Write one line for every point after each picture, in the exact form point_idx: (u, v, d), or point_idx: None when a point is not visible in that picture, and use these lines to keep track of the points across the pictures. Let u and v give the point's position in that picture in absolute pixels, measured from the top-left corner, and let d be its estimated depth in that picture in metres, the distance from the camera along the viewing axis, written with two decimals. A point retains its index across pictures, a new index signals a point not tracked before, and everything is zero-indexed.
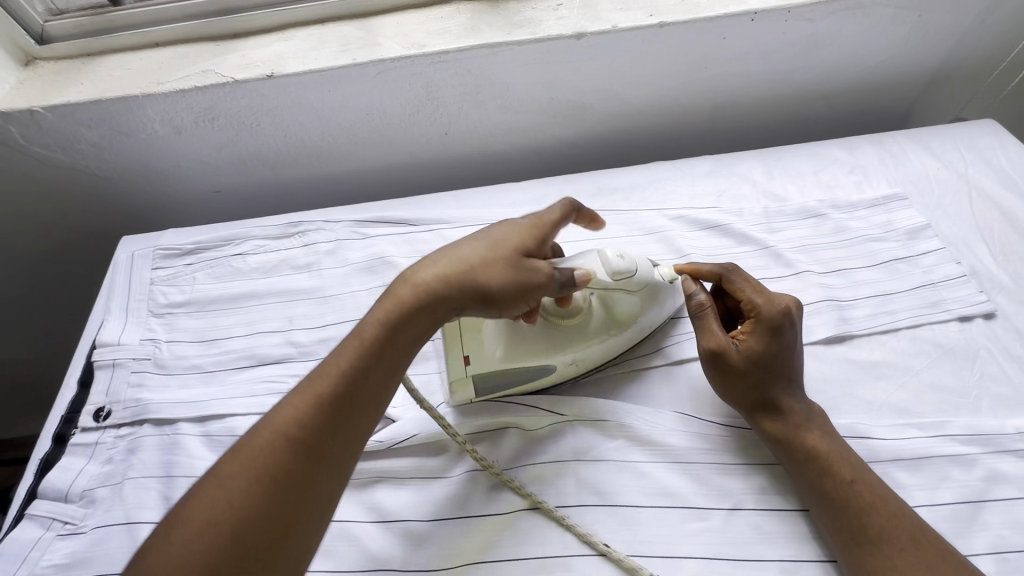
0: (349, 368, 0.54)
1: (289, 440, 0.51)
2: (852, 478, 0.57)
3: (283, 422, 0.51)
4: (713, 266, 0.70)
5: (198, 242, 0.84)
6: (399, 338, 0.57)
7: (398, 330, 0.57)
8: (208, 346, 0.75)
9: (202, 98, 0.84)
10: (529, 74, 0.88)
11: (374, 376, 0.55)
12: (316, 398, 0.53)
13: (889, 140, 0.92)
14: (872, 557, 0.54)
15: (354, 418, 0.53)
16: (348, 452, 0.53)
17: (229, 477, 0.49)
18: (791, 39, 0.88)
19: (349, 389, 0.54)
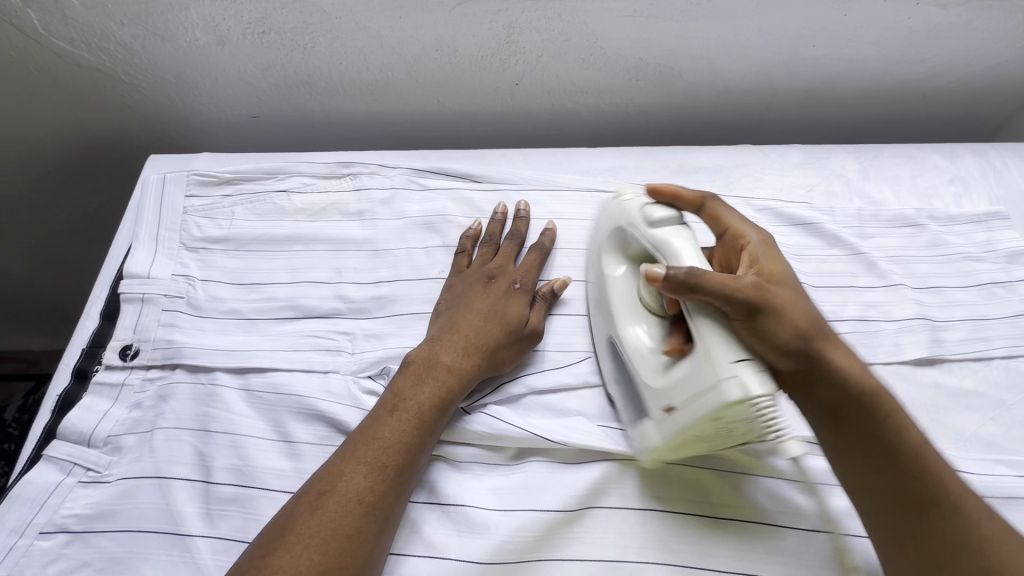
0: (409, 430, 0.53)
1: (361, 501, 0.48)
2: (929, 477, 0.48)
3: (351, 487, 0.49)
4: (755, 237, 0.57)
5: (238, 171, 0.76)
6: (444, 402, 0.56)
7: (444, 393, 0.56)
8: (248, 290, 0.68)
9: (254, 7, 0.74)
10: (622, 28, 0.78)
11: (427, 440, 0.54)
12: (381, 462, 0.51)
13: (992, 152, 0.86)
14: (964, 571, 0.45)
15: (411, 478, 0.52)
16: (403, 508, 0.52)
17: (304, 537, 0.46)
18: (914, 26, 0.80)
19: (410, 451, 0.53)
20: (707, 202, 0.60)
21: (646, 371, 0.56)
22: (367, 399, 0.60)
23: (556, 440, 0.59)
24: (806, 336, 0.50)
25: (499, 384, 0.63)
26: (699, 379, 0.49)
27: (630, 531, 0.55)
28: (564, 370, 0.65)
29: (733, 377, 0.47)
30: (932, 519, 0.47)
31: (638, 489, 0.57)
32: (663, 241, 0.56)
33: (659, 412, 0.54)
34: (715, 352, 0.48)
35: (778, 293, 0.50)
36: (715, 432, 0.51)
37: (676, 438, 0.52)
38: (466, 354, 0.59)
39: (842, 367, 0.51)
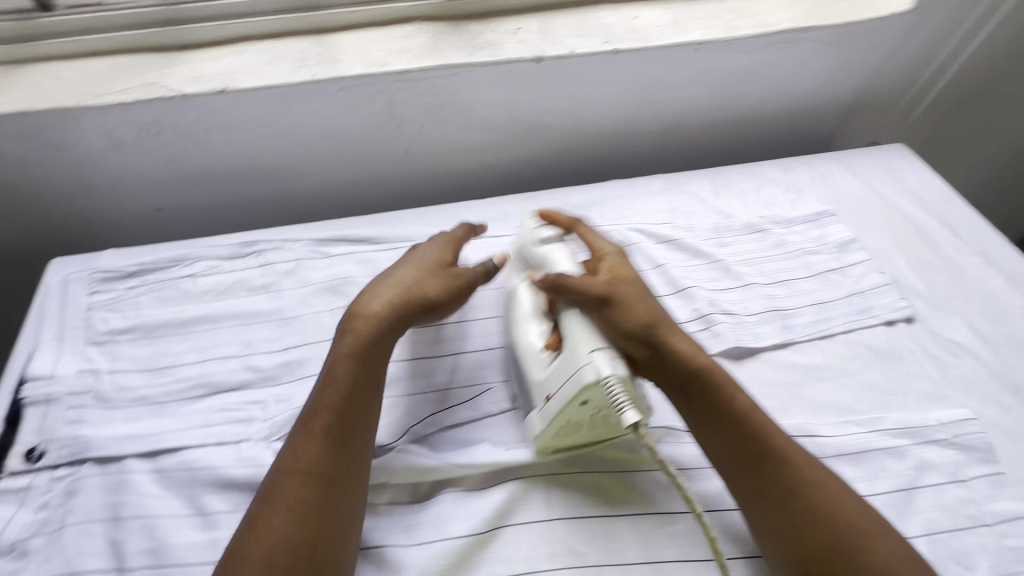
0: (333, 405, 0.59)
1: (303, 483, 0.55)
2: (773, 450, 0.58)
3: (291, 479, 0.55)
4: (613, 248, 0.73)
5: (142, 263, 0.79)
6: (370, 363, 0.63)
7: (369, 357, 0.63)
8: (157, 375, 0.70)
9: (146, 112, 0.80)
10: (490, 95, 0.90)
11: (359, 401, 0.60)
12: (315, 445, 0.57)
13: (819, 161, 1.01)
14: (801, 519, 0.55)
15: (356, 440, 0.58)
16: (360, 466, 0.58)
17: (264, 532, 0.52)
18: (731, 69, 0.95)
19: (344, 419, 0.59)
20: (579, 224, 0.76)
21: (532, 368, 0.65)
22: None
23: (463, 469, 0.63)
24: (648, 327, 0.64)
25: (408, 425, 0.68)
26: (569, 370, 0.59)
27: (538, 542, 0.59)
28: (469, 403, 0.70)
29: (591, 363, 0.58)
30: (767, 466, 0.58)
31: (543, 501, 0.62)
32: (545, 255, 0.71)
33: (543, 401, 0.63)
34: (576, 344, 0.60)
35: (629, 291, 0.66)
36: (588, 413, 0.60)
37: (558, 424, 0.61)
38: (395, 309, 0.67)
39: (681, 346, 0.64)
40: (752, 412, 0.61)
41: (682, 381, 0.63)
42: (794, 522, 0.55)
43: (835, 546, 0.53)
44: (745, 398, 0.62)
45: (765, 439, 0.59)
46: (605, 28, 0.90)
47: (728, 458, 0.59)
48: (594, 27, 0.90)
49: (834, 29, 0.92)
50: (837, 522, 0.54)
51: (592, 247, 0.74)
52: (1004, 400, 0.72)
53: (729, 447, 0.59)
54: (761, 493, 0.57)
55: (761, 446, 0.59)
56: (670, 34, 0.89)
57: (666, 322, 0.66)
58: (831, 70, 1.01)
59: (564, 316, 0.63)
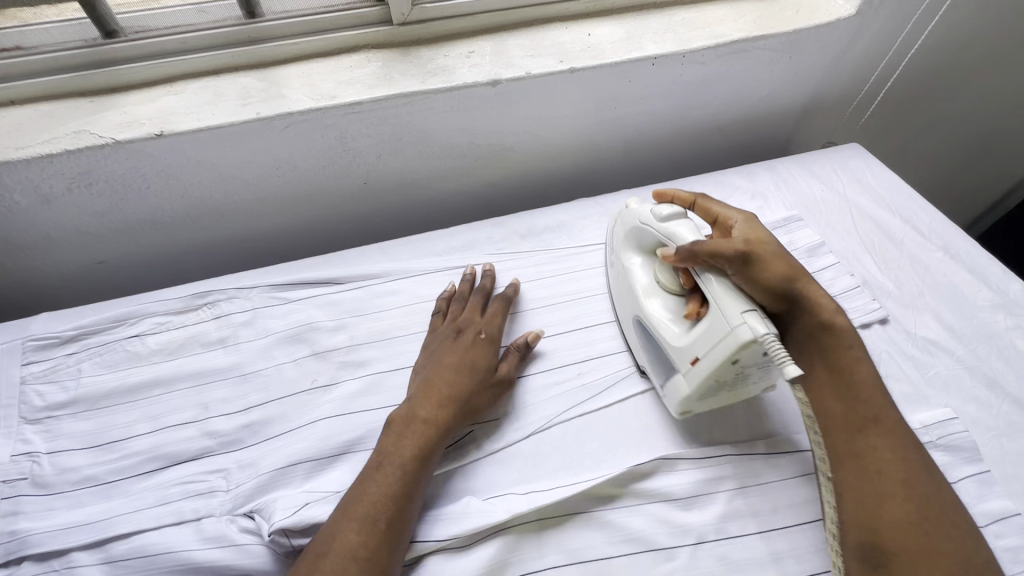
0: (400, 484, 0.57)
1: (355, 556, 0.51)
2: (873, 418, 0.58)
3: (347, 544, 0.52)
4: (739, 214, 0.70)
5: (82, 326, 0.73)
6: (434, 449, 0.61)
7: (433, 441, 0.61)
8: (103, 451, 0.64)
9: (75, 163, 0.74)
10: (447, 121, 0.87)
11: (418, 488, 0.58)
12: (376, 516, 0.54)
13: (780, 166, 1.02)
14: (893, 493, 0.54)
15: (406, 529, 0.56)
16: (400, 561, 0.54)
17: None
18: (688, 80, 0.95)
19: (403, 503, 0.56)
20: (700, 198, 0.74)
21: (671, 334, 0.65)
22: (247, 536, 0.58)
23: (447, 528, 0.58)
24: (790, 280, 0.64)
25: None
26: (718, 330, 0.58)
27: None
28: (450, 448, 0.66)
29: (742, 322, 0.56)
30: (869, 430, 0.57)
31: (537, 549, 0.59)
32: (672, 232, 0.67)
33: (688, 365, 0.62)
34: (723, 305, 0.59)
35: (767, 252, 0.64)
36: (736, 376, 0.60)
37: (710, 386, 0.61)
38: (432, 403, 0.64)
39: (819, 296, 0.64)
40: (869, 379, 0.61)
41: (816, 344, 0.63)
42: (884, 484, 0.54)
43: (917, 518, 0.52)
44: (864, 365, 0.61)
45: (871, 406, 0.59)
46: (559, 47, 0.88)
47: (833, 417, 0.59)
48: (548, 46, 0.88)
49: (784, 37, 0.93)
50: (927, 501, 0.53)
51: (717, 219, 0.72)
52: (981, 395, 0.73)
53: (839, 410, 0.59)
54: (855, 454, 0.56)
55: (866, 412, 0.58)
56: (625, 50, 0.88)
57: (807, 282, 0.64)
58: (785, 76, 1.02)
59: (706, 278, 0.62)
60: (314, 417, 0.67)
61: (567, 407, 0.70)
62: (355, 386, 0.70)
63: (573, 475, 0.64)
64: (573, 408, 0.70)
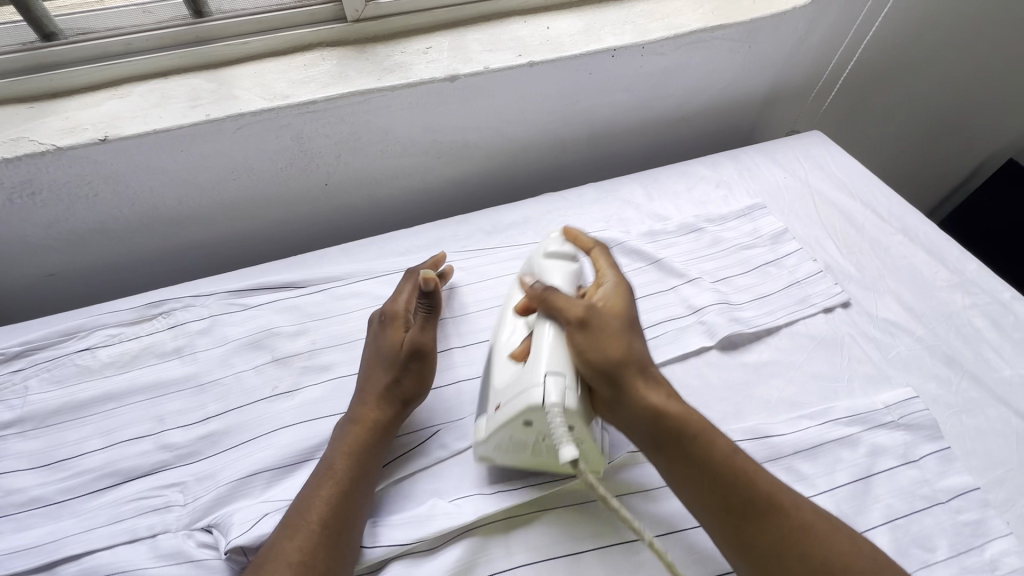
0: (338, 488, 0.56)
1: (294, 564, 0.50)
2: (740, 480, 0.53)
3: (286, 553, 0.51)
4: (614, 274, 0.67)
5: (28, 342, 0.70)
6: (370, 452, 0.60)
7: (370, 445, 0.60)
8: (53, 470, 0.62)
9: (14, 172, 0.71)
10: (407, 119, 0.85)
11: (359, 491, 0.57)
12: (313, 522, 0.53)
13: (743, 155, 1.03)
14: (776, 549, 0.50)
15: (350, 531, 0.54)
16: (346, 563, 0.53)
17: None
18: (648, 72, 0.95)
19: (342, 506, 0.55)
20: (597, 248, 0.71)
21: (495, 374, 0.62)
22: (205, 551, 0.56)
23: (413, 533, 0.57)
24: (622, 360, 0.57)
25: None
26: (522, 387, 0.55)
27: None
28: (416, 450, 0.65)
29: (551, 382, 0.54)
30: (755, 523, 0.51)
31: (504, 549, 0.58)
32: (545, 269, 0.68)
33: (491, 414, 0.59)
34: (539, 359, 0.56)
35: (606, 333, 0.58)
36: (539, 439, 0.56)
37: (500, 442, 0.58)
38: (373, 403, 0.62)
39: (652, 394, 0.56)
40: (723, 454, 0.54)
41: (660, 432, 0.55)
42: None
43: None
44: (720, 442, 0.55)
45: (740, 488, 0.52)
46: (518, 41, 0.87)
47: (713, 512, 0.52)
48: (507, 40, 0.88)
49: (741, 26, 0.93)
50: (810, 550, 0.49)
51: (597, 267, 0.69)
52: (941, 373, 0.75)
53: (699, 478, 0.54)
54: (753, 554, 0.50)
55: (740, 498, 0.52)
56: (584, 43, 0.87)
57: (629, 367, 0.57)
58: (745, 65, 1.03)
59: (540, 329, 0.60)
60: (275, 424, 0.66)
61: None
62: (318, 391, 0.68)
63: (541, 473, 0.63)
64: None
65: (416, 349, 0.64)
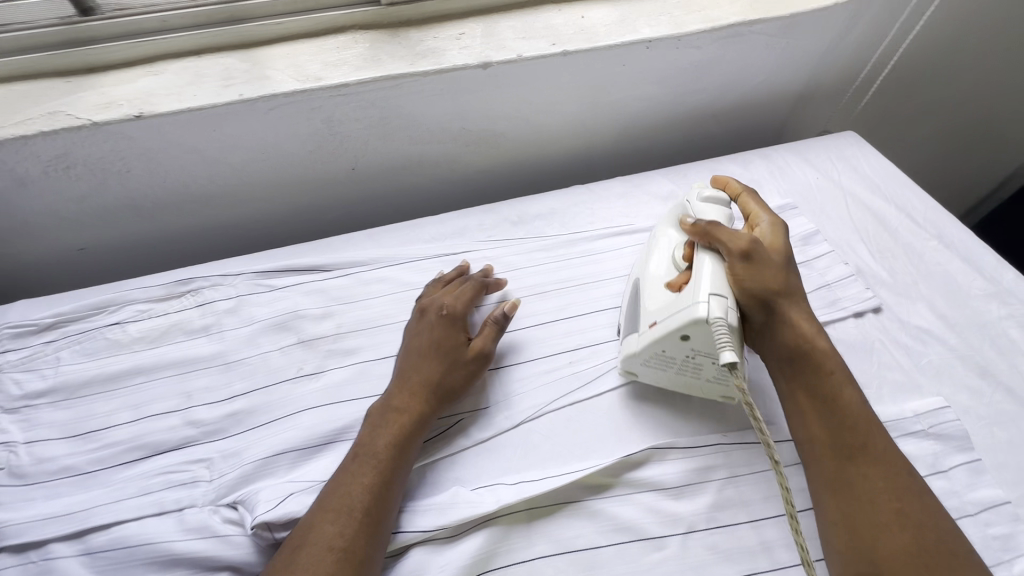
0: (377, 474, 0.56)
1: (333, 549, 0.50)
2: (862, 446, 0.55)
3: (325, 536, 0.51)
4: (766, 219, 0.69)
5: (60, 314, 0.71)
6: (408, 440, 0.60)
7: (408, 433, 0.60)
8: (83, 441, 0.63)
9: (50, 145, 0.71)
10: (437, 105, 0.84)
11: (397, 478, 0.57)
12: (352, 507, 0.53)
13: (775, 154, 1.01)
14: (882, 523, 0.51)
15: (386, 518, 0.54)
16: (381, 549, 0.53)
17: None
18: (683, 65, 0.93)
19: (380, 494, 0.55)
20: (745, 194, 0.74)
21: (647, 296, 0.65)
22: (231, 526, 0.56)
23: (436, 519, 0.58)
24: (774, 293, 0.61)
25: None
26: (681, 301, 0.60)
27: None
28: (436, 437, 0.66)
29: (710, 300, 0.58)
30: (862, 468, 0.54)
31: (525, 539, 0.58)
32: (696, 213, 0.69)
33: (643, 328, 0.63)
34: (699, 282, 0.59)
35: (763, 255, 0.62)
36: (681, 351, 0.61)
37: (649, 350, 0.62)
38: (416, 393, 0.63)
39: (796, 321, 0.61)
40: (861, 412, 0.57)
41: (798, 367, 0.60)
42: (877, 519, 0.51)
43: (916, 551, 0.49)
44: (852, 393, 0.58)
45: (861, 435, 0.56)
46: (552, 30, 0.86)
47: (822, 447, 0.56)
48: (541, 29, 0.86)
49: (780, 21, 0.90)
50: (923, 530, 0.50)
51: (749, 216, 0.72)
52: (973, 384, 0.73)
53: (825, 437, 0.57)
54: (847, 488, 0.53)
55: (856, 443, 0.55)
56: (619, 33, 0.86)
57: (797, 301, 0.62)
58: (782, 62, 1.00)
59: (699, 257, 0.63)
60: (301, 405, 0.66)
61: (557, 397, 0.69)
62: (343, 374, 0.69)
63: (562, 466, 0.63)
64: (563, 397, 0.69)
65: (480, 354, 0.67)
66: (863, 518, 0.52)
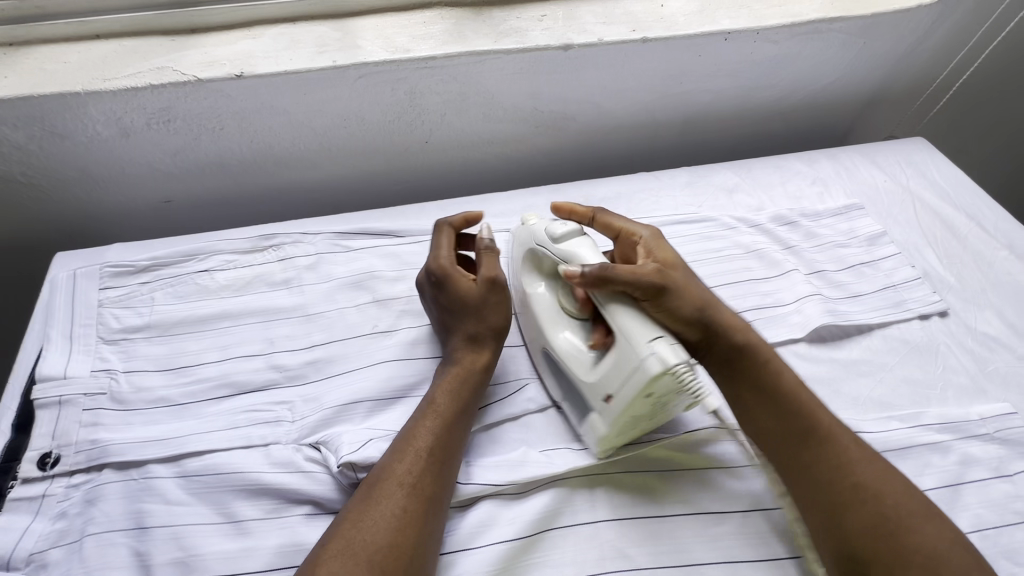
0: (440, 419, 0.59)
1: (404, 484, 0.54)
2: (810, 427, 0.59)
3: (396, 473, 0.54)
4: (642, 227, 0.69)
5: (155, 258, 0.75)
6: (465, 388, 0.62)
7: (466, 382, 0.63)
8: (176, 376, 0.67)
9: (156, 98, 0.76)
10: (514, 84, 0.87)
11: (459, 423, 0.60)
12: (419, 447, 0.56)
13: (842, 154, 1.00)
14: (839, 499, 0.55)
15: (451, 460, 0.57)
16: (450, 488, 0.56)
17: (364, 517, 0.51)
18: (757, 59, 0.93)
19: (443, 436, 0.58)
20: (597, 214, 0.72)
21: (581, 370, 0.61)
22: (313, 464, 0.60)
23: (505, 477, 0.60)
24: (703, 311, 0.62)
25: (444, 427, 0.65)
26: (626, 359, 0.56)
27: (586, 544, 0.57)
28: (503, 400, 0.68)
29: (653, 355, 0.53)
30: (812, 448, 0.58)
31: (589, 502, 0.60)
32: (570, 253, 0.64)
33: (601, 402, 0.59)
34: (632, 335, 0.55)
35: (677, 279, 0.62)
36: (652, 406, 0.57)
37: (621, 423, 0.58)
38: (467, 345, 0.65)
39: (728, 323, 0.63)
40: (801, 394, 0.61)
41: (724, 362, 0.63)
42: (838, 498, 0.55)
43: (877, 522, 0.53)
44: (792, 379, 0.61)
45: (804, 418, 0.59)
46: (632, 16, 0.87)
47: (775, 440, 0.59)
48: (621, 15, 0.88)
49: (861, 20, 0.90)
50: (880, 500, 0.54)
51: (619, 233, 0.70)
52: None
53: (774, 424, 0.60)
54: (803, 471, 0.57)
55: (804, 428, 0.59)
56: (698, 23, 0.87)
57: (722, 310, 0.64)
58: (855, 63, 1.00)
59: (609, 309, 0.58)
60: (376, 359, 0.69)
61: None
62: (415, 334, 0.72)
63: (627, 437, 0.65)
64: None
65: (490, 281, 0.67)
66: (824, 498, 0.55)
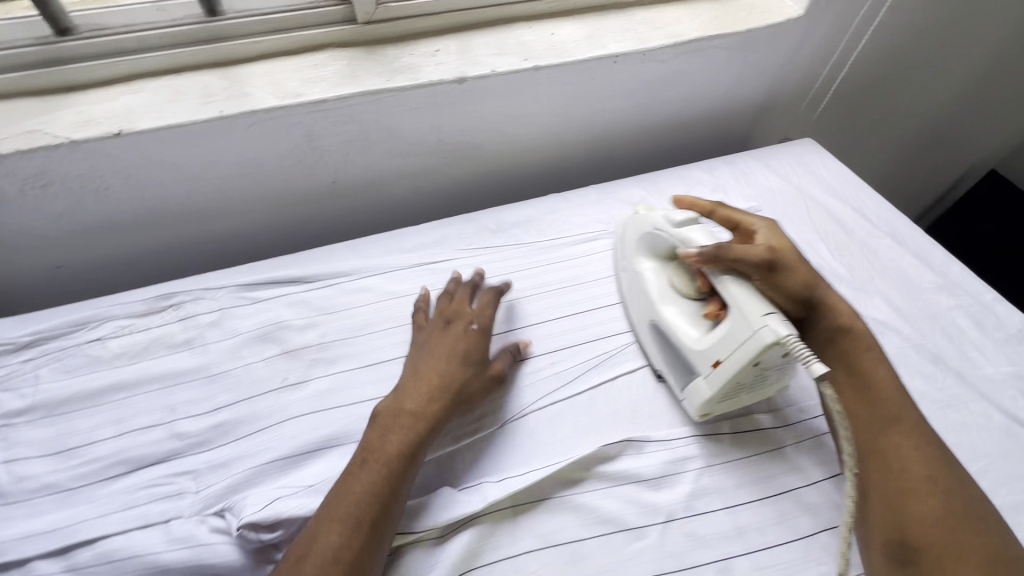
0: (385, 476, 0.50)
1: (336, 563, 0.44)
2: (896, 415, 0.51)
3: (325, 546, 0.45)
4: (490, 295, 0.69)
5: (41, 332, 0.71)
6: (420, 443, 0.53)
7: (419, 436, 0.53)
8: (66, 458, 0.62)
9: (28, 165, 0.72)
10: (414, 119, 0.87)
11: (407, 483, 0.51)
12: (354, 516, 0.47)
13: (740, 160, 1.04)
14: (898, 486, 0.48)
15: (390, 531, 0.48)
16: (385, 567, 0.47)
17: None
18: (648, 78, 0.98)
19: (385, 500, 0.49)
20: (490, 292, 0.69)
21: (682, 334, 0.61)
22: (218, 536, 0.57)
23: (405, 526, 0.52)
24: (809, 288, 0.59)
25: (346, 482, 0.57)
26: (737, 331, 0.54)
27: None
28: None
29: (765, 327, 0.52)
30: (887, 427, 0.51)
31: (509, 535, 0.53)
32: (686, 237, 0.63)
33: (710, 367, 0.57)
34: (743, 309, 0.55)
35: (788, 259, 0.60)
36: (754, 377, 0.56)
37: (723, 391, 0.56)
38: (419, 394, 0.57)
39: (831, 301, 0.60)
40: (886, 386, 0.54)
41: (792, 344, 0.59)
42: (904, 481, 0.47)
43: (951, 522, 0.45)
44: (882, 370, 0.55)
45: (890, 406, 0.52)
46: (523, 46, 0.90)
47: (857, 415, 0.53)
48: (513, 45, 0.90)
49: (738, 37, 0.96)
50: (938, 482, 0.47)
51: (739, 225, 0.66)
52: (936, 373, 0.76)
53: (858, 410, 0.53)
54: (878, 454, 0.50)
55: (887, 411, 0.52)
56: (587, 49, 0.90)
57: (823, 290, 0.60)
58: (741, 75, 1.06)
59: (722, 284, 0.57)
60: (285, 414, 0.66)
61: None
62: (326, 383, 0.69)
63: (549, 459, 0.58)
64: None
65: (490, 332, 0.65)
66: (887, 484, 0.48)
